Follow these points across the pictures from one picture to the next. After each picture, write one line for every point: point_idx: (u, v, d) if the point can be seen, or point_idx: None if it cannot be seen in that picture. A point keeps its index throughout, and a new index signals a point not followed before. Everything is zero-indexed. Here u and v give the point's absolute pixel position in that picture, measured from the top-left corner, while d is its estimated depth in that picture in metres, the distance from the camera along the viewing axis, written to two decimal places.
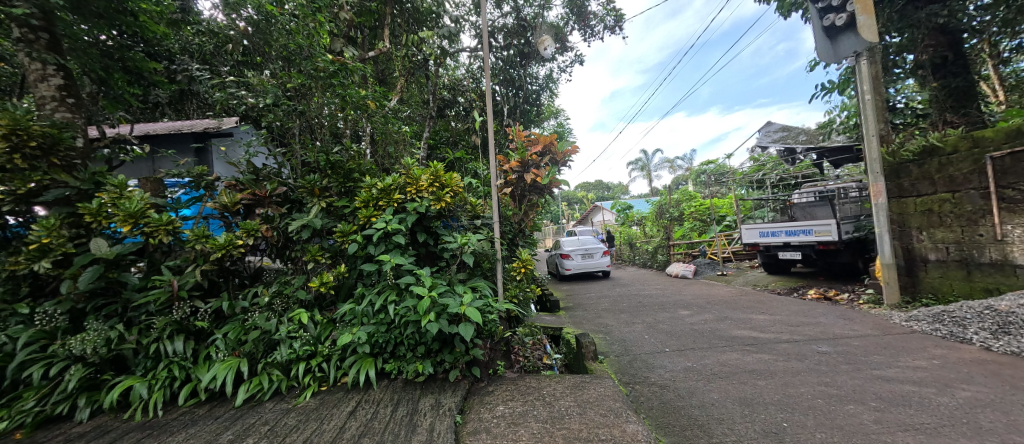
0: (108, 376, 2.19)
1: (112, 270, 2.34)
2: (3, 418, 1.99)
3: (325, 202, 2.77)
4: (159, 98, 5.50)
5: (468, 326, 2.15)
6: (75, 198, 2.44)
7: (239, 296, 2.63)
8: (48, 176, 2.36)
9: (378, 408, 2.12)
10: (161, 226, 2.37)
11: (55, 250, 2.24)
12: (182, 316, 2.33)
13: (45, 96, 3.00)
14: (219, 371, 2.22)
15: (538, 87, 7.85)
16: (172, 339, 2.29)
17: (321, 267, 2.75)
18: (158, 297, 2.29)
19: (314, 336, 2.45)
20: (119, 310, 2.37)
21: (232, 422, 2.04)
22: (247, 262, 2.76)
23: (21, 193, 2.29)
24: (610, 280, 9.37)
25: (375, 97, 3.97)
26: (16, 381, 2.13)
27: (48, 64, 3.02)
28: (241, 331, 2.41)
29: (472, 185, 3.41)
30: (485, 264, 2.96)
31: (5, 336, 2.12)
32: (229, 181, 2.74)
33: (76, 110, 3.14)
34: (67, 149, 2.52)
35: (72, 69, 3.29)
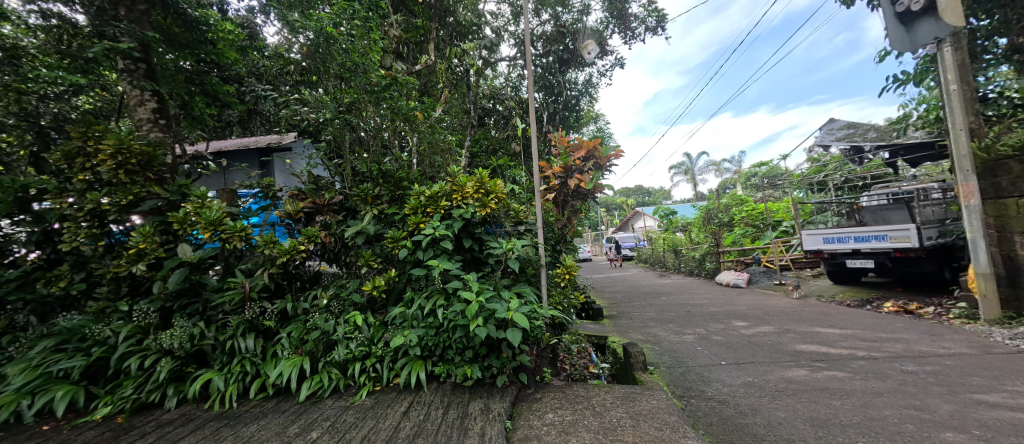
0: (191, 369, 2.41)
1: (195, 273, 2.59)
2: (108, 403, 2.23)
3: (377, 209, 2.91)
4: (230, 117, 6.08)
5: (516, 332, 2.15)
6: (165, 208, 2.74)
7: (300, 298, 2.81)
8: (144, 189, 2.67)
9: (430, 410, 2.15)
10: (236, 233, 2.60)
11: (150, 254, 2.52)
12: (252, 315, 2.53)
13: (142, 119, 3.42)
14: (285, 367, 2.37)
15: (578, 92, 7.73)
16: (245, 337, 2.49)
17: (373, 271, 2.87)
18: (233, 298, 2.52)
19: (368, 338, 2.55)
20: (200, 309, 2.61)
21: (297, 416, 2.15)
22: (307, 266, 2.93)
23: (124, 204, 2.61)
24: (655, 288, 9.01)
25: (422, 109, 4.13)
26: (118, 370, 2.39)
27: (145, 90, 3.44)
28: (303, 331, 2.57)
29: (515, 191, 3.46)
30: (530, 270, 2.97)
31: (111, 330, 2.40)
32: (292, 191, 2.95)
33: (165, 130, 3.54)
34: (159, 166, 2.86)
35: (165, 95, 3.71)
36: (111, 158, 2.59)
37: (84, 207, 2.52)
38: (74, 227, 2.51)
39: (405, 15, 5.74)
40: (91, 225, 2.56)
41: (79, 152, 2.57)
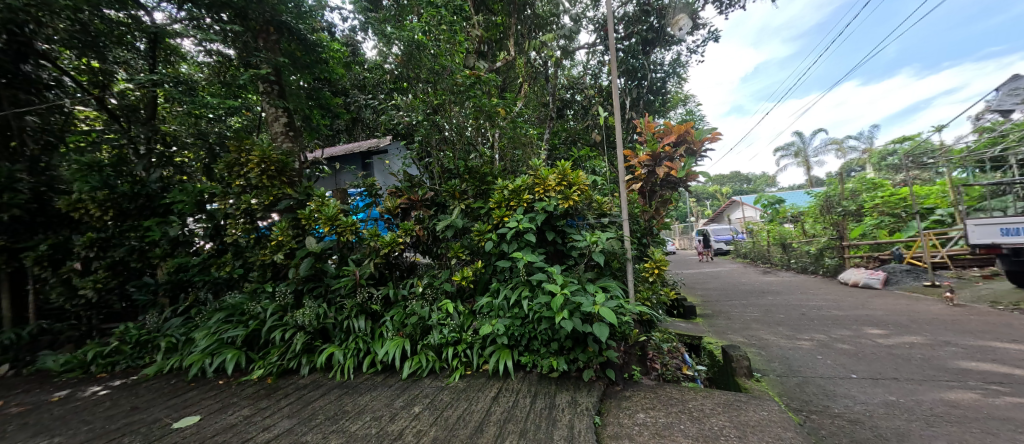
0: (318, 343, 2.83)
1: (319, 262, 3.03)
2: (261, 366, 2.74)
3: (464, 204, 3.07)
4: (339, 126, 6.92)
5: (602, 327, 2.11)
6: (295, 207, 3.25)
7: (400, 286, 3.11)
8: (280, 191, 3.20)
9: (518, 398, 2.22)
10: (348, 227, 2.96)
11: (285, 245, 3.01)
12: (363, 300, 2.88)
13: (277, 132, 4.09)
14: (390, 347, 2.66)
15: (664, 74, 7.19)
16: (358, 318, 2.85)
17: (462, 263, 3.04)
18: (347, 284, 2.89)
19: (459, 325, 2.72)
20: (323, 293, 3.05)
21: (402, 391, 2.40)
22: (404, 257, 3.23)
23: (267, 204, 3.16)
24: (758, 286, 8.07)
25: (504, 105, 4.22)
26: (267, 340, 2.91)
27: (278, 108, 4.10)
28: (404, 315, 2.84)
29: (598, 183, 3.38)
30: (615, 264, 2.88)
31: (261, 307, 2.94)
32: (390, 189, 3.25)
33: (293, 140, 4.17)
34: (290, 171, 3.39)
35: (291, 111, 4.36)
36: (257, 166, 3.15)
37: (240, 206, 3.11)
38: (234, 223, 3.12)
39: (485, 15, 5.92)
40: (245, 221, 3.15)
41: (236, 162, 3.17)
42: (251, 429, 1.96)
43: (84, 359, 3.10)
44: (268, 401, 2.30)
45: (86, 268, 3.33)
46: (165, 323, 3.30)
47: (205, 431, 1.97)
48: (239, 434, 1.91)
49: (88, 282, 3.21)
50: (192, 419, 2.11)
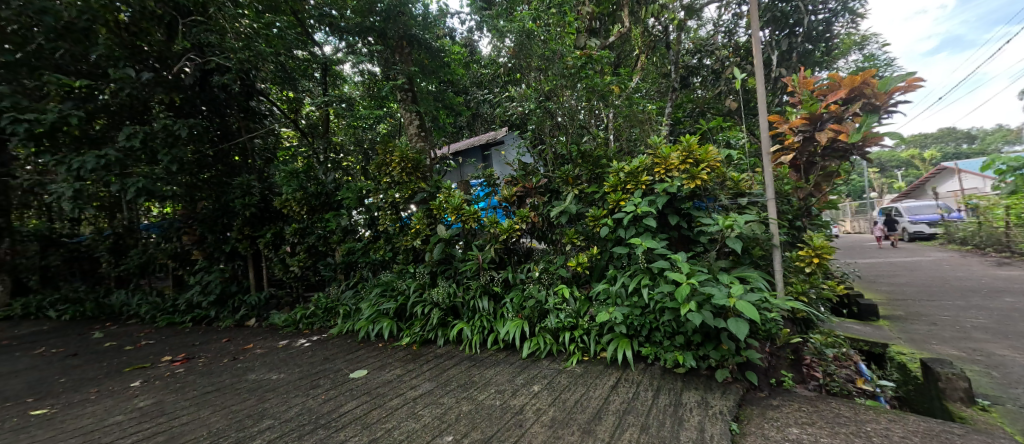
0: (450, 318, 3.17)
1: (448, 247, 3.39)
2: (407, 335, 3.20)
3: (577, 189, 3.03)
4: (462, 122, 7.49)
5: (740, 323, 1.86)
6: (428, 198, 3.68)
7: (518, 270, 3.25)
8: (416, 185, 3.65)
9: (640, 390, 2.12)
10: (471, 215, 3.22)
11: (422, 232, 3.43)
12: (486, 282, 3.11)
13: (413, 134, 4.64)
14: (511, 327, 2.81)
15: (827, 15, 5.78)
16: (482, 299, 3.09)
17: (577, 248, 3.02)
18: (472, 267, 3.16)
19: (575, 310, 2.72)
20: (452, 274, 3.40)
21: (522, 369, 2.51)
22: (521, 243, 3.36)
23: (406, 197, 3.65)
24: (982, 282, 5.97)
25: (619, 81, 3.98)
26: (410, 313, 3.39)
27: (412, 112, 4.65)
28: (523, 298, 2.97)
29: (733, 158, 2.94)
30: (756, 251, 2.49)
31: (405, 285, 3.43)
32: (507, 178, 3.39)
33: (425, 139, 4.68)
34: (424, 167, 3.83)
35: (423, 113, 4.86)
36: (398, 164, 3.65)
37: (387, 200, 3.66)
38: (384, 214, 3.70)
39: None
40: (392, 212, 3.70)
41: (383, 162, 3.73)
42: (400, 386, 2.29)
43: (294, 319, 4.10)
44: (413, 365, 2.68)
45: (292, 251, 4.38)
46: (343, 293, 4.15)
47: (369, 383, 2.38)
48: (392, 389, 2.26)
49: (295, 261, 4.22)
50: (360, 373, 2.57)
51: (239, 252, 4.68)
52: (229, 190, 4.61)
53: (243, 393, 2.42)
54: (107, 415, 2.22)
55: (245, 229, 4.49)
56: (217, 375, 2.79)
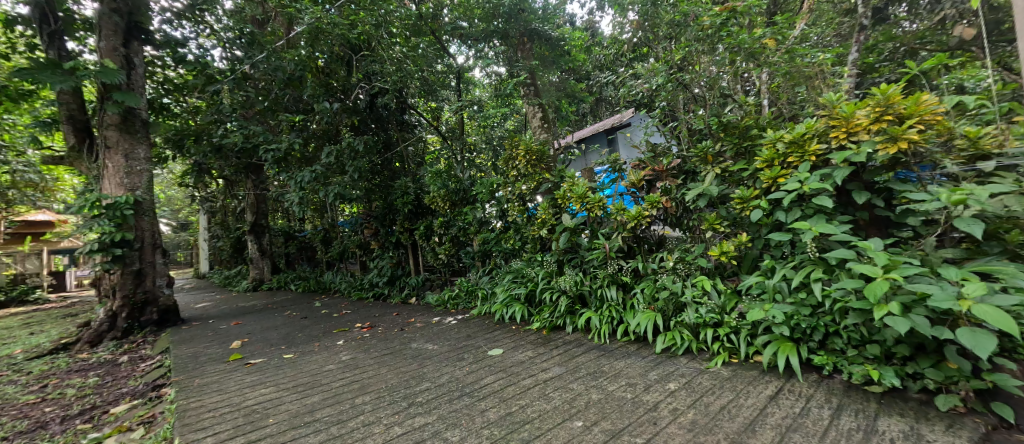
0: (578, 307, 3.16)
1: (573, 235, 3.41)
2: (537, 320, 3.31)
3: (719, 167, 2.64)
4: (586, 108, 7.32)
5: (979, 335, 1.36)
6: (553, 188, 3.72)
7: (650, 259, 3.03)
8: (541, 176, 3.73)
9: (810, 406, 1.73)
10: (596, 203, 3.12)
11: (547, 222, 3.50)
12: (614, 271, 3.01)
13: (537, 127, 4.72)
14: (642, 319, 2.63)
15: None
16: (610, 288, 2.99)
17: (720, 235, 2.66)
18: (598, 256, 3.10)
19: (720, 306, 2.38)
20: (578, 262, 3.42)
21: (656, 365, 2.32)
22: (652, 230, 3.14)
23: (532, 188, 3.78)
24: None
25: (774, 32, 3.29)
26: (539, 300, 3.50)
27: (535, 105, 4.73)
28: (655, 289, 2.75)
29: (963, 106, 2.13)
30: (1012, 233, 1.75)
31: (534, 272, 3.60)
32: (634, 162, 3.18)
33: (548, 131, 4.73)
34: (547, 158, 3.89)
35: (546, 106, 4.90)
36: (524, 157, 3.79)
37: (515, 192, 3.86)
38: (513, 205, 3.91)
39: None
40: (519, 203, 3.89)
41: (510, 157, 3.92)
42: (532, 368, 2.38)
43: (443, 299, 4.71)
44: (543, 348, 2.75)
45: (440, 241, 5.04)
46: (481, 279, 4.58)
47: (504, 362, 2.55)
48: (525, 369, 2.36)
49: (443, 250, 4.86)
50: (496, 351, 2.77)
51: (402, 242, 5.62)
52: (392, 192, 5.53)
53: (407, 358, 2.87)
54: (323, 364, 2.91)
55: (406, 223, 5.35)
56: (390, 341, 3.39)
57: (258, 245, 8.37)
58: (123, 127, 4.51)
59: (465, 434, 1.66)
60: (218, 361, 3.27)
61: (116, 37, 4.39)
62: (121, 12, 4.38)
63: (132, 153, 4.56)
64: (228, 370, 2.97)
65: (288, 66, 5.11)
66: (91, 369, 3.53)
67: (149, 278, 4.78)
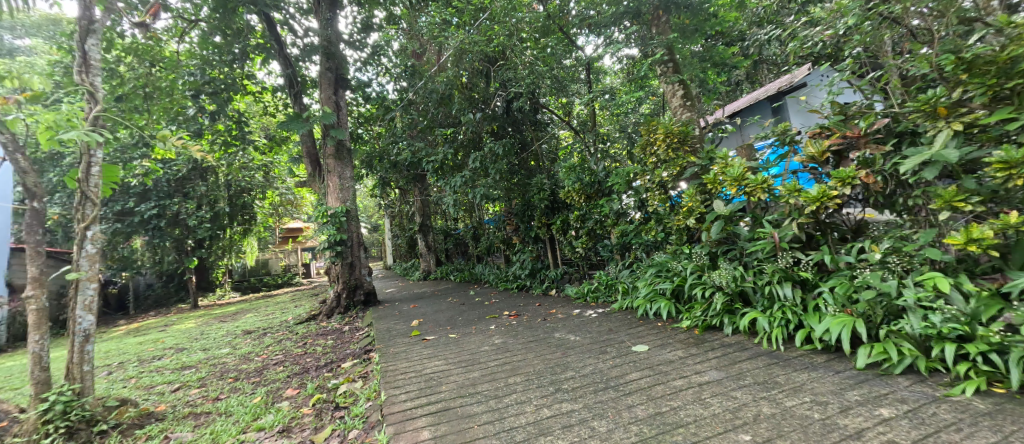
0: (739, 306, 2.74)
1: (729, 225, 3.02)
2: (687, 319, 3.00)
3: (961, 123, 1.93)
4: (740, 76, 6.30)
5: None
6: (701, 172, 3.32)
7: (842, 251, 2.47)
8: (686, 160, 3.37)
9: None
10: (759, 185, 2.67)
11: (696, 210, 3.13)
12: (787, 265, 2.52)
13: (678, 107, 4.26)
14: (833, 324, 2.10)
15: None
16: (783, 285, 2.50)
17: (963, 219, 2.01)
18: (765, 247, 2.68)
19: (967, 313, 1.75)
20: (738, 255, 3.01)
21: (857, 382, 1.80)
22: (845, 214, 2.60)
23: (675, 174, 3.43)
24: None
25: None
26: (689, 296, 3.17)
27: (675, 83, 4.25)
28: (852, 288, 2.18)
29: None
30: None
31: (682, 266, 3.32)
32: (812, 130, 2.59)
33: (691, 109, 4.24)
34: (692, 139, 3.51)
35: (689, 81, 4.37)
36: (663, 141, 3.49)
37: (654, 180, 3.58)
38: (652, 195, 3.63)
39: None
40: (660, 192, 3.59)
41: (648, 143, 3.66)
42: (685, 369, 2.18)
43: (583, 292, 4.74)
44: (696, 349, 2.47)
45: (576, 235, 5.10)
46: (621, 272, 4.44)
47: (651, 359, 2.40)
48: (676, 369, 2.18)
49: (580, 243, 4.91)
50: (642, 347, 2.63)
51: (540, 237, 5.87)
52: (529, 189, 5.82)
53: (550, 347, 2.97)
54: (478, 345, 3.27)
55: (543, 218, 5.56)
56: (534, 330, 3.57)
57: (425, 241, 10.05)
58: (337, 156, 6.02)
59: (614, 425, 1.63)
60: (402, 335, 4.01)
61: (329, 89, 6.07)
62: (332, 69, 6.11)
63: (342, 174, 6.04)
64: (408, 343, 3.61)
65: (440, 87, 5.84)
66: (329, 333, 4.82)
67: (357, 268, 6.23)
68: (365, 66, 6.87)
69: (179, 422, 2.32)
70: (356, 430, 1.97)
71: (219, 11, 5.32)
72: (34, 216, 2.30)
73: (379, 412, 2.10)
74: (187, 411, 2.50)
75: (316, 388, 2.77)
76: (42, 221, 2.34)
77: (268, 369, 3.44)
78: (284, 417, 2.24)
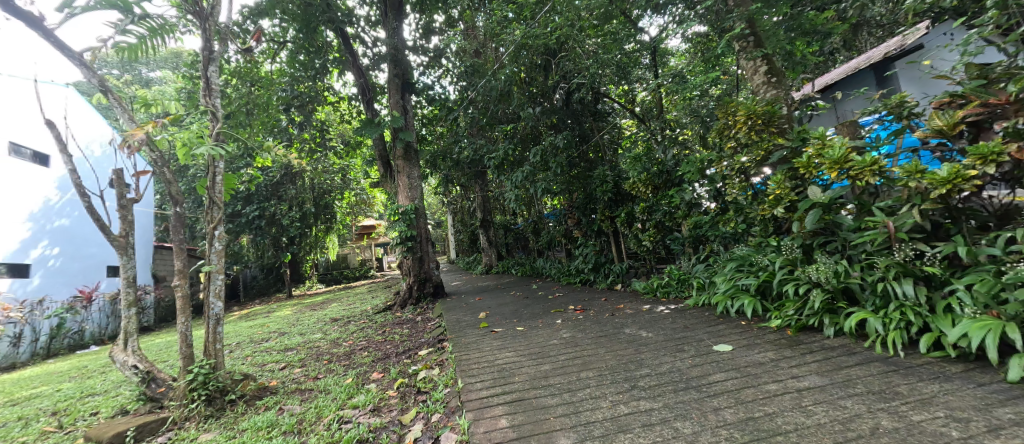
0: (842, 304, 2.43)
1: (828, 213, 2.69)
2: (777, 317, 2.73)
3: None
4: (835, 44, 5.53)
5: None
6: (791, 156, 2.99)
7: (982, 242, 2.09)
8: (772, 143, 3.05)
9: None
10: (867, 167, 2.33)
11: (785, 198, 2.83)
12: (906, 258, 2.19)
13: (760, 85, 3.85)
14: (970, 329, 1.75)
15: None
16: (901, 282, 2.17)
17: None
18: (875, 238, 2.34)
19: None
20: (839, 247, 2.67)
21: (1009, 398, 1.50)
22: (985, 198, 2.20)
23: (759, 159, 3.12)
24: None
25: None
26: (779, 293, 2.89)
27: (758, 58, 3.81)
28: (998, 286, 1.83)
29: None
30: None
31: (770, 259, 3.02)
32: (938, 101, 2.22)
33: (777, 86, 3.80)
34: (778, 119, 3.17)
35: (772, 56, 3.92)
36: (744, 124, 3.19)
37: (733, 167, 3.29)
38: (731, 183, 3.33)
39: None
40: (740, 179, 3.28)
41: (726, 126, 3.36)
42: (778, 372, 1.99)
43: (652, 287, 4.54)
44: (790, 351, 2.24)
45: (643, 228, 4.91)
46: (695, 267, 4.18)
47: (737, 360, 2.23)
48: (767, 372, 2.00)
49: (647, 236, 4.72)
50: (725, 347, 2.46)
51: (604, 230, 5.73)
52: (590, 182, 5.68)
53: (622, 343, 2.89)
54: (546, 338, 3.28)
55: (607, 211, 5.42)
56: (603, 325, 3.50)
57: (487, 236, 10.33)
58: (405, 157, 6.36)
59: (700, 428, 1.54)
60: (472, 326, 4.16)
61: (397, 95, 6.44)
62: (399, 75, 6.46)
63: (410, 174, 6.39)
64: (479, 334, 3.74)
65: (499, 84, 5.87)
66: (403, 323, 5.16)
67: (426, 262, 6.58)
68: (428, 69, 7.18)
69: (289, 397, 2.64)
70: (438, 414, 2.09)
71: (302, 30, 5.81)
72: (177, 219, 2.76)
73: (458, 398, 2.21)
74: (295, 387, 2.85)
75: (399, 373, 2.99)
76: (183, 223, 2.81)
77: (355, 354, 3.78)
78: (374, 398, 2.45)
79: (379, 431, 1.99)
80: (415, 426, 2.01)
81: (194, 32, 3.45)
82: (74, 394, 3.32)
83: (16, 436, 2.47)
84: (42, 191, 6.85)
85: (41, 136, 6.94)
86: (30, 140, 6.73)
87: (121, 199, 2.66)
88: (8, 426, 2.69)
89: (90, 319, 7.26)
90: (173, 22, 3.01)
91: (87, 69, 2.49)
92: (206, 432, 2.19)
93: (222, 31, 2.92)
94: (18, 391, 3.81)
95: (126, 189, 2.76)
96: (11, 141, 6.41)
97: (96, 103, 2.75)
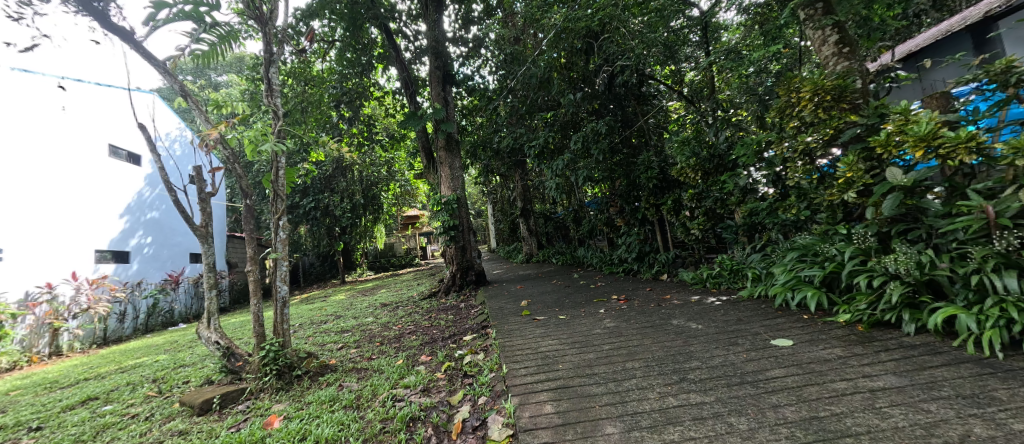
0: (926, 298, 2.19)
1: (910, 198, 2.41)
2: (846, 312, 2.51)
3: None
4: (921, 5, 4.88)
5: None
6: (866, 134, 2.70)
7: None
8: (843, 120, 2.77)
9: None
10: (960, 144, 2.07)
11: (857, 182, 2.57)
12: (1009, 247, 1.93)
13: (828, 56, 3.46)
14: None
15: None
16: (1001, 274, 1.92)
17: None
18: (970, 224, 2.08)
19: None
20: (924, 235, 2.39)
21: None
22: None
23: (827, 139, 2.84)
24: None
25: None
26: (850, 285, 2.64)
27: (827, 28, 3.43)
28: None
29: None
30: None
31: (838, 249, 2.77)
32: None
33: (850, 57, 3.37)
34: (851, 94, 2.86)
35: (845, 23, 3.50)
36: (810, 101, 2.90)
37: (795, 148, 3.02)
38: (793, 166, 3.06)
39: None
40: (805, 162, 3.00)
41: (787, 105, 3.09)
42: (847, 370, 1.84)
43: (702, 277, 4.35)
44: (862, 349, 2.05)
45: (692, 216, 4.68)
46: (749, 257, 3.94)
47: (798, 356, 2.09)
48: (834, 370, 1.85)
49: (696, 224, 4.51)
50: (785, 342, 2.30)
51: (648, 218, 5.54)
52: (634, 168, 5.47)
53: (670, 334, 2.80)
54: (590, 327, 3.25)
55: (651, 198, 5.22)
56: (649, 315, 3.41)
57: (527, 225, 10.35)
58: (447, 148, 6.47)
59: (757, 424, 1.47)
60: (514, 314, 4.22)
61: (439, 86, 6.55)
62: (440, 67, 6.55)
63: (452, 164, 6.51)
64: (521, 322, 3.78)
65: (539, 70, 5.77)
66: (448, 309, 5.34)
67: (468, 251, 6.74)
68: (468, 60, 7.22)
69: (347, 375, 2.84)
70: (484, 397, 2.15)
71: (349, 29, 6.05)
72: (247, 210, 3.01)
73: (503, 383, 2.26)
74: (351, 366, 3.05)
75: (446, 356, 3.11)
76: (253, 214, 3.07)
77: (404, 337, 3.98)
78: (424, 378, 2.57)
79: (429, 410, 2.09)
80: (462, 407, 2.08)
81: (255, 36, 3.70)
82: (169, 365, 3.79)
83: (127, 398, 2.87)
84: (135, 187, 7.76)
85: (133, 138, 7.85)
86: (125, 141, 7.64)
87: (201, 192, 2.94)
88: (120, 390, 3.13)
89: (178, 299, 8.20)
90: (238, 28, 3.25)
91: (169, 76, 2.76)
92: (277, 402, 2.42)
93: (280, 33, 3.11)
94: (126, 361, 4.41)
95: (204, 183, 3.05)
96: (111, 143, 7.31)
97: (177, 107, 3.04)
